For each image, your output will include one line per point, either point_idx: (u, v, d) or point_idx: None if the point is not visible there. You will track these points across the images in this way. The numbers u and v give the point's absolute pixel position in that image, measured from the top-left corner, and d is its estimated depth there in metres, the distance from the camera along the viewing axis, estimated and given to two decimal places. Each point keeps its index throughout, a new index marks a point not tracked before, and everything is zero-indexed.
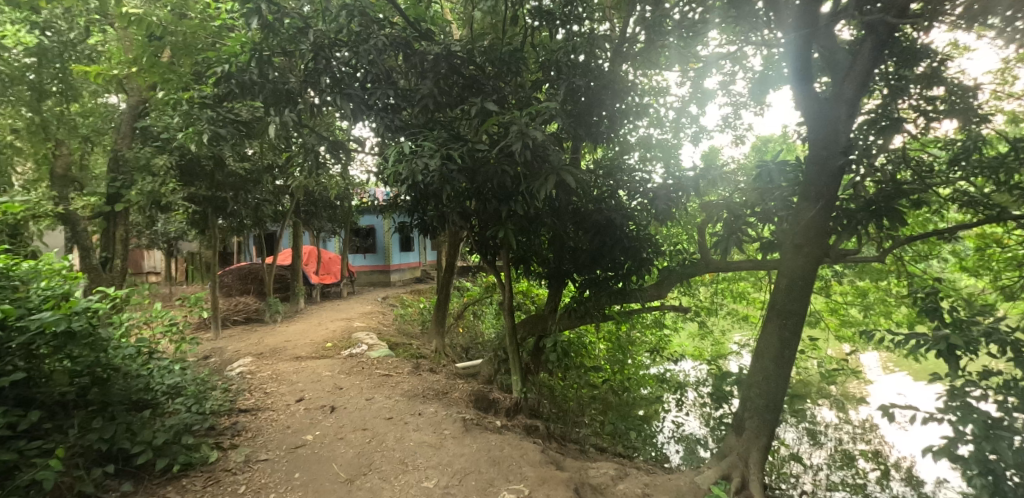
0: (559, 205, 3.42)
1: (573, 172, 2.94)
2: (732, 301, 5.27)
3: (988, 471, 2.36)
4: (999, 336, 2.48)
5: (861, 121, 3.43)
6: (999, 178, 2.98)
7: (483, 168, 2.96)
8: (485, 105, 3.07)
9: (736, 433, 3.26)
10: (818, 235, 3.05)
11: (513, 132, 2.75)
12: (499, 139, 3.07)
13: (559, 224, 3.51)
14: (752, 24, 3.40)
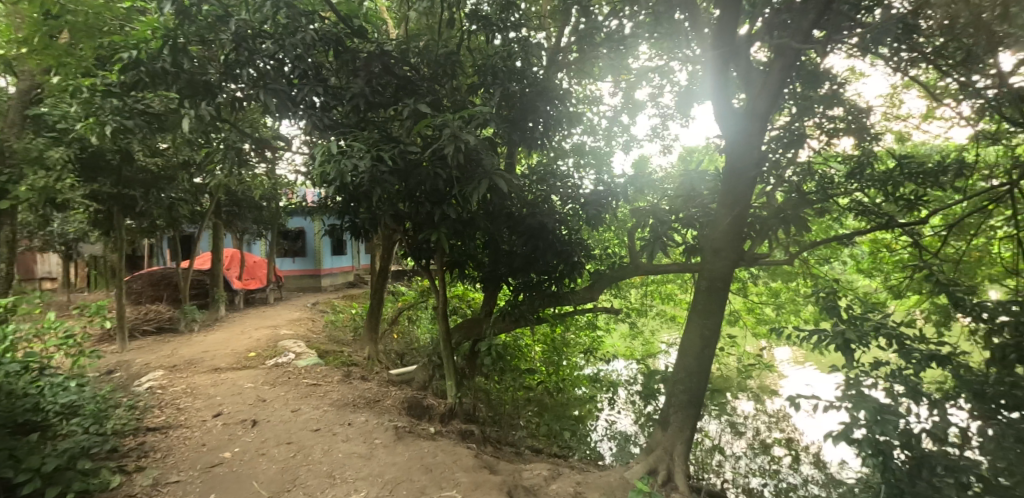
0: (495, 209, 3.36)
1: (506, 177, 2.84)
2: (660, 303, 5.49)
3: (878, 452, 2.45)
4: (886, 330, 2.73)
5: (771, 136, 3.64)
6: (888, 190, 3.36)
7: (415, 171, 2.85)
8: (418, 107, 2.95)
9: (661, 428, 3.31)
10: (735, 240, 3.21)
11: (445, 134, 2.63)
12: (433, 141, 2.97)
13: (493, 228, 3.42)
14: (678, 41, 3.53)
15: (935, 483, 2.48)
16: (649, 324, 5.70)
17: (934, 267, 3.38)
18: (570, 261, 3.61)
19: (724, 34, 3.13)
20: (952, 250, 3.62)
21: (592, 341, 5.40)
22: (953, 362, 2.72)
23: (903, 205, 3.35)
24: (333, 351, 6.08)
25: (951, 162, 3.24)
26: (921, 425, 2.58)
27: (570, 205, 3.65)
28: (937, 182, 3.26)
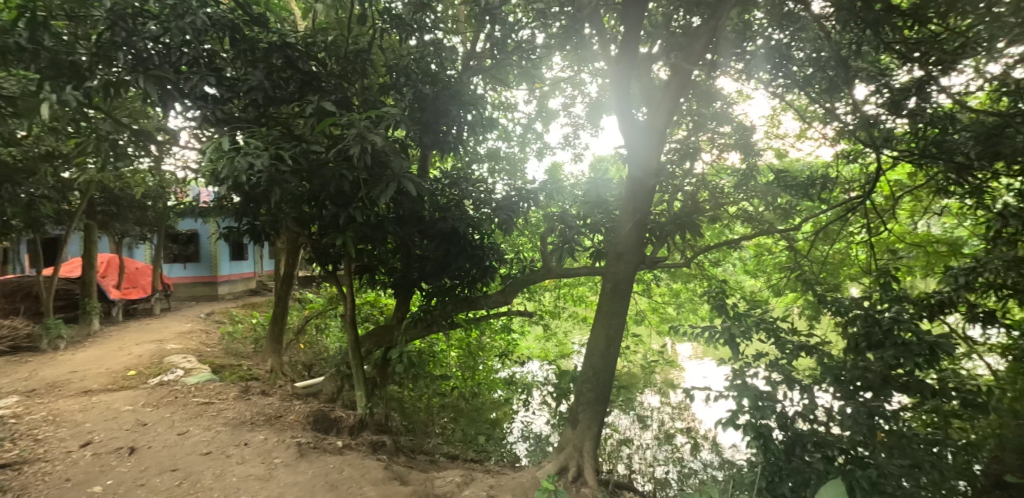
0: (406, 213, 3.24)
1: (417, 181, 2.68)
2: (572, 305, 5.64)
3: (759, 435, 2.57)
4: (774, 327, 2.89)
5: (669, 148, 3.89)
6: (769, 200, 3.77)
7: (320, 171, 2.63)
8: (322, 104, 2.75)
9: (571, 426, 3.42)
10: (637, 245, 3.42)
11: (352, 134, 2.43)
12: (338, 141, 2.78)
13: (404, 233, 3.29)
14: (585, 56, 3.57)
15: (808, 460, 2.55)
16: (563, 326, 5.81)
17: (808, 268, 3.79)
18: (482, 265, 3.60)
19: (627, 52, 3.33)
20: (825, 253, 4.06)
21: (507, 343, 5.22)
22: (820, 350, 2.85)
23: (781, 214, 3.78)
24: (230, 366, 5.57)
25: (818, 177, 3.66)
26: (795, 407, 2.65)
27: (481, 210, 3.60)
28: (806, 195, 3.69)
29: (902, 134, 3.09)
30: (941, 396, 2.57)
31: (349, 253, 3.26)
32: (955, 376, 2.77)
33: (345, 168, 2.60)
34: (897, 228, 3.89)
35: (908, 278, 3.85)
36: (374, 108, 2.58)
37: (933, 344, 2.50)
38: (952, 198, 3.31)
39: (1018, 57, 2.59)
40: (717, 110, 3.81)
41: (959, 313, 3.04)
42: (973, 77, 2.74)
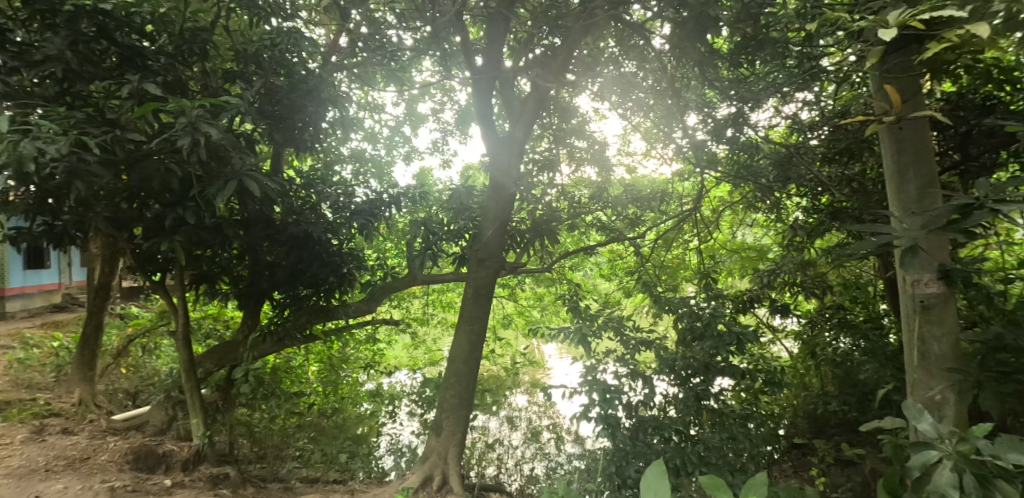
0: (252, 216, 2.93)
1: (261, 179, 2.44)
2: (441, 311, 5.57)
3: (608, 425, 2.83)
4: (622, 327, 3.15)
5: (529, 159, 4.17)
6: (617, 211, 4.18)
7: (140, 163, 2.26)
8: (145, 87, 2.37)
9: (435, 434, 3.38)
10: (497, 251, 3.50)
11: (180, 124, 2.13)
12: (166, 130, 2.42)
13: (250, 239, 2.98)
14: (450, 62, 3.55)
15: (650, 445, 2.83)
16: (432, 333, 5.69)
17: (652, 271, 4.20)
18: (338, 272, 3.42)
19: (490, 64, 3.44)
20: (668, 257, 4.49)
21: (372, 354, 4.97)
22: (658, 345, 3.13)
23: (627, 223, 4.18)
24: (18, 400, 4.50)
25: (658, 192, 4.16)
26: (638, 397, 2.96)
27: (340, 214, 3.40)
28: (648, 207, 4.15)
29: (722, 157, 3.51)
30: (751, 376, 3.00)
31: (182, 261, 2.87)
32: (764, 361, 3.24)
33: (173, 162, 2.30)
34: (721, 237, 4.47)
35: (728, 278, 4.46)
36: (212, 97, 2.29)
37: (738, 334, 2.89)
38: (760, 213, 3.91)
39: (804, 102, 3.14)
40: (574, 125, 4.07)
41: (765, 307, 3.61)
42: (774, 114, 3.26)
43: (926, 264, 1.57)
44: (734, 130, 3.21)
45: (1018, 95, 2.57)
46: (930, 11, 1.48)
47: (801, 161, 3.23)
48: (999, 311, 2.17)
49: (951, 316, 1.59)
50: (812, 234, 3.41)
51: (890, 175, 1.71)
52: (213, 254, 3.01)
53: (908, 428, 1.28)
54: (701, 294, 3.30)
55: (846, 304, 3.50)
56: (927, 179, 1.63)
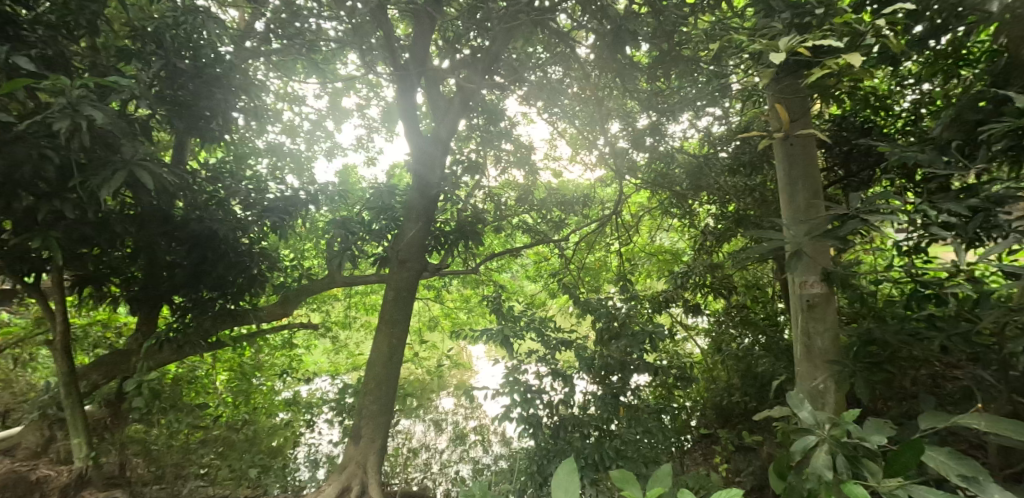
0: (148, 212, 2.68)
1: (157, 170, 2.24)
2: (365, 314, 5.38)
3: (529, 425, 2.88)
4: (545, 328, 3.21)
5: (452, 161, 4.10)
6: (542, 213, 4.25)
7: (6, 147, 1.99)
8: (17, 61, 2.09)
9: (353, 442, 3.26)
10: (419, 252, 3.45)
11: (60, 105, 1.92)
12: (42, 110, 2.15)
13: (146, 237, 2.72)
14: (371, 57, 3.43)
15: (569, 441, 2.91)
16: (354, 337, 5.48)
17: (576, 272, 4.30)
18: (247, 274, 3.21)
19: (416, 61, 3.42)
20: (591, 259, 4.63)
21: (289, 360, 4.70)
22: (579, 345, 3.22)
23: (552, 226, 4.25)
24: None
25: (580, 196, 4.31)
26: (559, 396, 3.03)
27: (249, 211, 3.17)
28: (571, 210, 4.27)
29: (642, 166, 3.67)
30: (664, 373, 3.16)
31: (63, 260, 2.56)
32: (677, 359, 3.42)
33: (50, 148, 2.03)
34: (641, 241, 4.68)
35: (647, 280, 4.67)
36: (99, 78, 2.07)
37: (650, 333, 3.06)
38: (675, 219, 4.13)
39: (715, 117, 3.36)
40: (503, 128, 4.07)
41: (679, 305, 3.84)
42: (688, 127, 3.45)
43: (810, 268, 1.80)
44: (653, 140, 3.37)
45: (892, 120, 2.87)
46: (816, 40, 1.68)
47: (711, 171, 3.45)
48: (868, 309, 2.46)
49: (830, 314, 1.84)
50: (720, 239, 3.65)
51: (782, 186, 1.94)
52: (100, 253, 2.71)
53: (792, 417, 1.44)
54: (621, 295, 3.43)
55: (749, 303, 3.81)
56: (812, 192, 1.87)
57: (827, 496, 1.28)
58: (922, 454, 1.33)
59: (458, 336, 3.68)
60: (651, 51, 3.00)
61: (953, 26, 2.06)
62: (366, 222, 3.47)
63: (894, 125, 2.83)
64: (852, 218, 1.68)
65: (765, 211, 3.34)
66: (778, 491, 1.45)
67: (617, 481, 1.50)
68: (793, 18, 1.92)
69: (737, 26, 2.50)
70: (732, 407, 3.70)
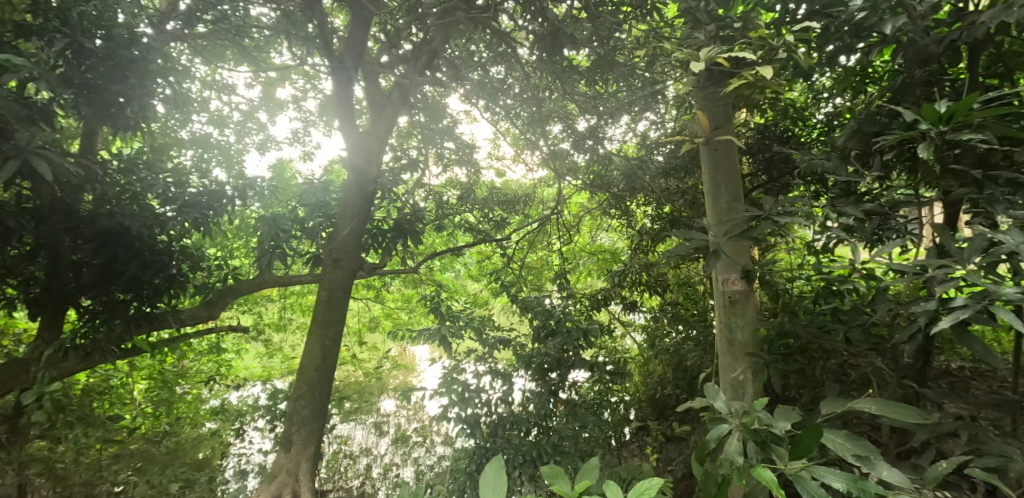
0: (49, 205, 2.44)
1: (60, 160, 2.07)
2: (301, 316, 5.15)
3: (468, 424, 2.90)
4: (486, 328, 3.21)
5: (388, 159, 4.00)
6: (484, 213, 4.24)
7: None
8: None
9: (284, 450, 3.13)
10: (354, 251, 3.36)
11: None
12: None
13: (46, 235, 2.49)
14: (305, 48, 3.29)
15: (508, 438, 2.94)
16: (289, 340, 5.24)
17: (519, 272, 4.30)
18: (166, 273, 3.00)
19: (351, 53, 3.32)
20: (533, 258, 4.66)
21: (217, 366, 4.44)
22: (517, 343, 3.25)
23: (493, 225, 4.25)
24: None
25: (520, 195, 4.34)
26: (497, 394, 3.06)
27: (166, 208, 2.94)
28: (513, 209, 4.30)
29: (582, 167, 3.74)
30: (602, 369, 3.24)
31: None
32: (615, 355, 3.51)
33: None
34: (583, 240, 4.75)
35: (588, 279, 4.76)
36: None
37: (584, 329, 3.12)
38: (614, 220, 4.23)
39: (651, 121, 3.47)
40: (445, 126, 4.00)
41: (617, 303, 3.95)
42: (626, 130, 3.56)
43: (730, 266, 2.00)
44: (593, 142, 3.48)
45: (809, 130, 3.00)
46: (731, 52, 1.87)
47: (647, 174, 3.58)
48: (782, 305, 2.65)
49: (749, 309, 2.03)
50: (655, 239, 3.78)
51: (706, 190, 2.11)
52: None
53: (709, 407, 1.54)
54: (561, 293, 3.48)
55: (682, 299, 3.91)
56: (733, 195, 2.05)
57: (739, 480, 1.37)
58: (822, 437, 1.46)
59: (395, 337, 3.63)
60: (590, 55, 3.07)
61: (858, 46, 2.20)
62: (297, 220, 3.34)
63: (812, 134, 2.97)
64: (762, 219, 1.86)
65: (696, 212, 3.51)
66: (697, 477, 1.55)
67: (547, 476, 1.54)
68: (717, 30, 2.05)
69: (669, 35, 2.60)
70: (666, 400, 3.85)
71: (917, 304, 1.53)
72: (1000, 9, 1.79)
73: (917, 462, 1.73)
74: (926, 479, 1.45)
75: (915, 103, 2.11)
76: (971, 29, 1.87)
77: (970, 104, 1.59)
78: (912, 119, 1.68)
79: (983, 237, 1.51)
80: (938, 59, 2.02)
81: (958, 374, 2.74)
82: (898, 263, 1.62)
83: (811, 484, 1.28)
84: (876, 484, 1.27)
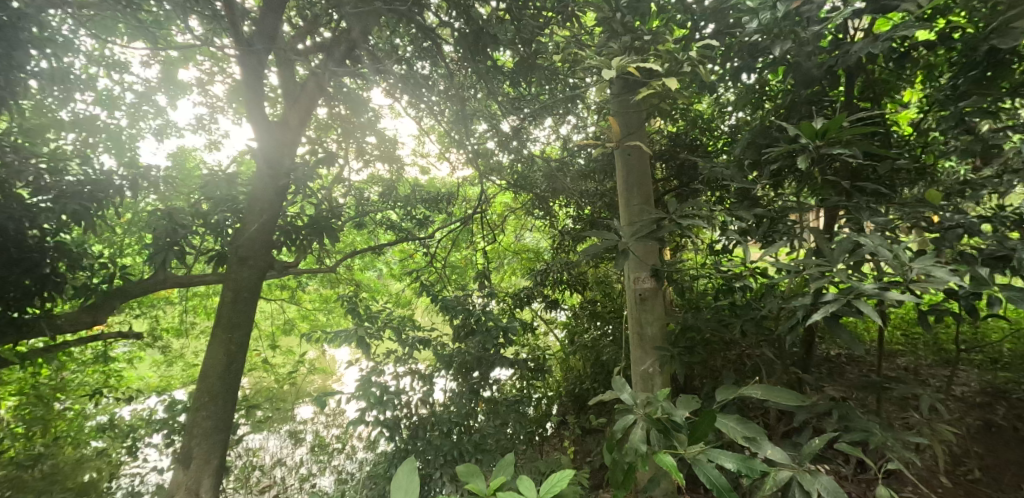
0: None
1: None
2: (204, 319, 4.75)
3: (387, 427, 2.87)
4: (407, 329, 3.14)
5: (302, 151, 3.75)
6: (407, 210, 4.14)
7: None
8: None
9: (182, 466, 2.91)
10: (263, 248, 3.19)
11: None
12: None
13: None
14: (211, 27, 2.96)
15: (429, 439, 2.92)
16: (192, 346, 4.83)
17: (443, 272, 4.22)
18: (38, 273, 2.65)
19: (261, 37, 3.03)
20: (458, 257, 4.59)
21: (105, 377, 3.99)
22: (437, 343, 3.21)
23: (416, 223, 4.15)
24: None
25: (444, 193, 4.25)
26: (418, 395, 3.01)
27: (38, 199, 2.61)
28: (436, 208, 4.21)
29: (507, 167, 3.75)
30: (523, 367, 3.27)
31: None
32: (536, 353, 3.57)
33: None
34: (507, 239, 4.77)
35: (512, 278, 4.79)
36: None
37: (504, 327, 3.14)
38: (538, 220, 4.27)
39: (573, 124, 3.54)
40: (366, 121, 3.76)
41: (540, 301, 4.04)
42: (550, 133, 3.62)
43: (641, 266, 2.17)
44: (518, 142, 3.45)
45: (716, 140, 3.19)
46: (640, 62, 2.01)
47: (567, 176, 3.66)
48: (688, 302, 2.85)
49: (659, 305, 2.19)
50: (577, 239, 3.86)
51: (621, 193, 2.32)
52: None
53: (616, 398, 1.67)
54: (485, 292, 3.47)
55: (601, 297, 4.00)
56: (645, 198, 2.27)
57: (642, 466, 1.49)
58: (717, 422, 1.59)
59: (308, 340, 3.46)
60: (514, 56, 3.08)
61: (755, 66, 2.41)
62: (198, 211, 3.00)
63: (718, 144, 3.15)
64: (667, 221, 2.05)
65: (613, 213, 3.67)
66: (607, 464, 1.63)
67: (461, 475, 1.61)
68: (630, 40, 2.16)
69: (588, 43, 2.68)
70: (585, 394, 3.96)
71: (796, 299, 1.72)
72: (867, 42, 2.03)
73: (796, 440, 1.95)
74: (803, 454, 1.58)
75: (802, 120, 2.41)
76: (845, 56, 2.12)
77: (840, 124, 1.79)
78: (794, 134, 1.88)
79: (849, 239, 1.73)
80: (822, 83, 2.32)
81: (835, 360, 3.09)
82: (783, 263, 1.80)
83: (706, 465, 1.40)
84: (761, 461, 1.40)
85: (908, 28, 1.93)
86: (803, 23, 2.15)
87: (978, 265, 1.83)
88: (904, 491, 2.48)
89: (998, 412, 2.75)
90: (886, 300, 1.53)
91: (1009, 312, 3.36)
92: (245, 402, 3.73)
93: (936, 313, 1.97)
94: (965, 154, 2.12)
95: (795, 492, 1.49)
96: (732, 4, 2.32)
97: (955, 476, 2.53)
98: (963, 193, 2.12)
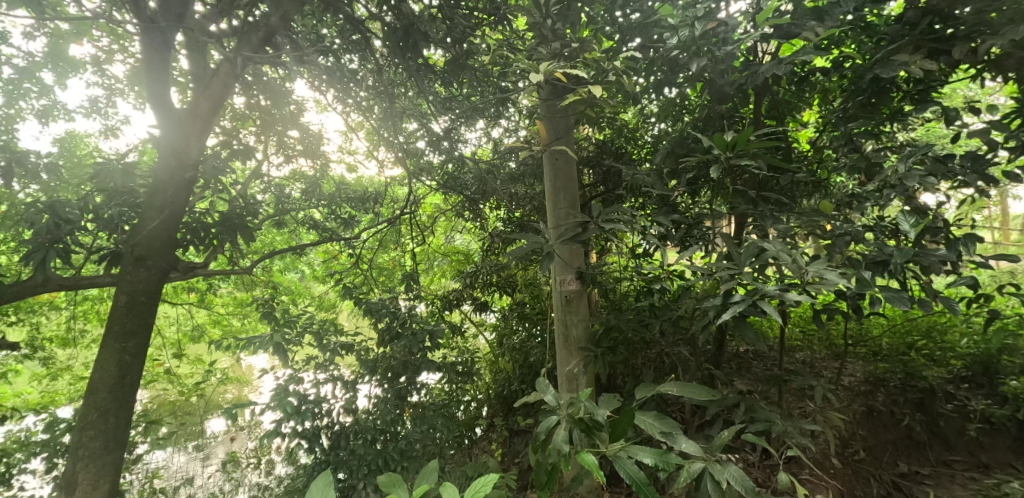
0: None
1: None
2: (96, 327, 4.26)
3: (308, 437, 2.74)
4: (329, 334, 2.99)
5: (212, 140, 3.44)
6: (331, 209, 3.97)
7: None
8: None
9: (66, 492, 2.64)
10: (164, 247, 2.91)
11: None
12: None
13: None
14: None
15: (352, 448, 2.80)
16: (81, 357, 4.31)
17: (368, 275, 4.07)
18: None
19: (168, 16, 2.74)
20: (385, 259, 4.43)
21: None
22: (361, 348, 3.09)
23: (341, 222, 3.94)
24: None
25: (371, 192, 4.09)
26: (340, 403, 2.90)
27: None
28: (362, 207, 4.06)
29: (438, 168, 3.69)
30: (448, 370, 3.21)
31: None
32: (465, 355, 3.53)
33: None
34: (437, 241, 4.68)
35: (441, 280, 4.68)
36: None
37: (429, 331, 3.06)
38: (467, 221, 4.20)
39: (505, 128, 3.55)
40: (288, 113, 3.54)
41: (469, 303, 3.99)
42: (481, 135, 3.59)
43: (565, 269, 2.38)
44: (448, 143, 3.42)
45: (639, 149, 3.28)
46: (568, 68, 2.08)
47: (498, 178, 3.67)
48: (611, 304, 2.96)
49: (582, 307, 2.42)
50: (507, 241, 3.80)
51: (549, 195, 2.49)
52: None
53: (540, 399, 1.70)
54: (412, 294, 3.38)
55: (529, 299, 4.00)
56: (571, 203, 2.44)
57: (565, 466, 1.54)
58: (635, 419, 1.69)
59: (218, 347, 3.20)
60: (444, 56, 3.04)
61: (675, 79, 2.55)
62: (86, 204, 2.65)
63: (641, 153, 3.27)
64: (590, 225, 2.16)
65: (541, 216, 3.72)
66: (532, 466, 1.70)
67: (383, 486, 1.60)
68: (559, 48, 2.25)
69: (521, 45, 2.69)
70: (512, 396, 3.96)
71: (708, 300, 1.84)
72: (772, 64, 2.23)
73: (708, 433, 2.08)
74: (715, 448, 1.68)
75: (715, 133, 2.58)
76: (753, 77, 2.30)
77: (747, 137, 1.95)
78: (707, 145, 2.01)
79: (755, 243, 1.87)
80: (731, 99, 2.51)
81: (743, 356, 3.33)
82: (697, 266, 1.92)
83: (625, 461, 1.45)
84: (676, 455, 1.48)
85: (806, 53, 2.13)
86: (719, 43, 2.31)
87: (861, 268, 2.04)
88: (802, 475, 2.69)
89: (878, 399, 3.07)
90: (785, 300, 1.66)
91: (890, 311, 3.71)
92: (144, 417, 3.39)
93: (828, 312, 2.17)
94: (853, 170, 2.35)
95: (707, 483, 1.59)
96: (655, 21, 2.43)
97: (845, 457, 2.84)
98: (850, 205, 2.29)
